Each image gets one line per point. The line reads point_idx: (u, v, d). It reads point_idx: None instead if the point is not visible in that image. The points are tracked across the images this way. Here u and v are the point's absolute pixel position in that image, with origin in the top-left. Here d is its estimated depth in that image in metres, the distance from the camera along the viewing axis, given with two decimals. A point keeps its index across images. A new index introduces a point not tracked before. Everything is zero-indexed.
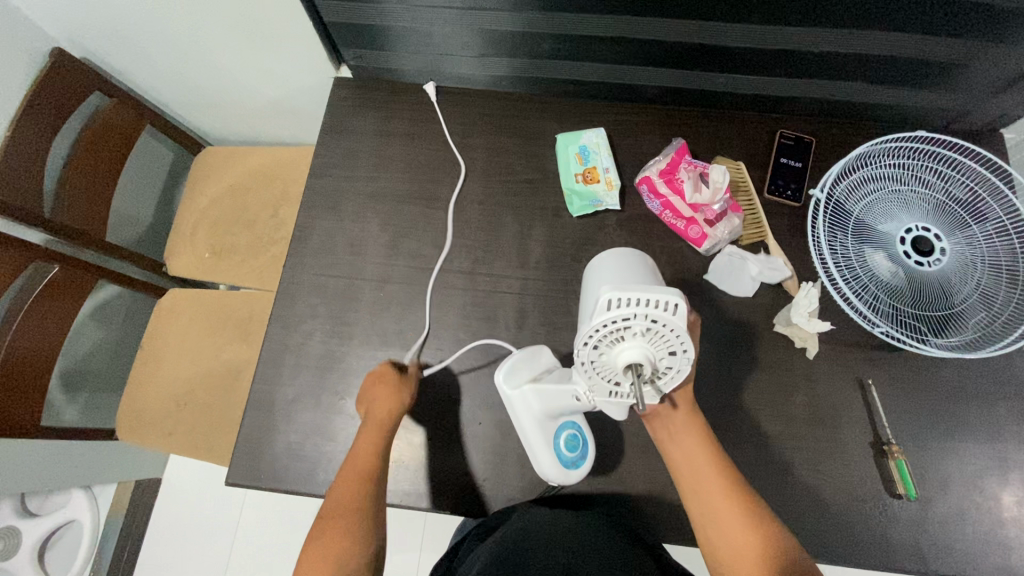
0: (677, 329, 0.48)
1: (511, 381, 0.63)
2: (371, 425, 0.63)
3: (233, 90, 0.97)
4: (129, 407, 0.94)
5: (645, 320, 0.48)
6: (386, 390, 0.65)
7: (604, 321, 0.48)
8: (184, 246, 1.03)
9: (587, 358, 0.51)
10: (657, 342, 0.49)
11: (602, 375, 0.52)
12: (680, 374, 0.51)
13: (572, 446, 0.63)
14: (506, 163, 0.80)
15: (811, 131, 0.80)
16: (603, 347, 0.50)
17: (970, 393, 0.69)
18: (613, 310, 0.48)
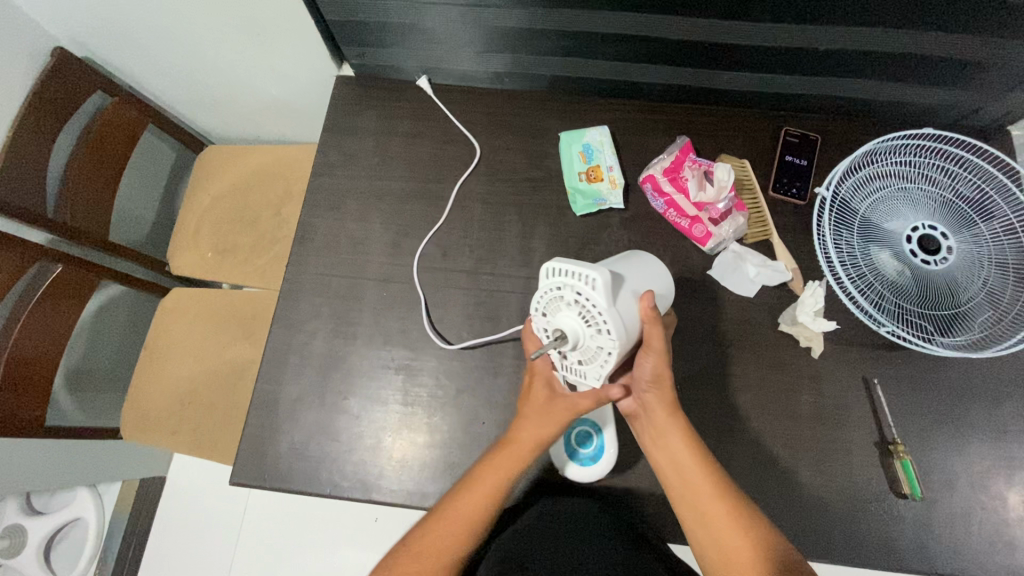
0: (597, 302, 0.49)
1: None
2: (511, 454, 0.58)
3: (235, 88, 0.96)
4: (134, 407, 0.94)
5: (573, 291, 0.50)
6: (555, 412, 0.58)
7: (541, 290, 0.52)
8: (187, 245, 1.03)
9: (536, 326, 0.54)
10: (586, 317, 0.50)
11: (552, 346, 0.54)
12: (611, 357, 0.50)
13: (583, 444, 0.66)
14: (509, 162, 0.80)
15: (816, 129, 0.80)
16: (545, 316, 0.52)
17: (977, 393, 0.68)
18: (549, 280, 0.51)
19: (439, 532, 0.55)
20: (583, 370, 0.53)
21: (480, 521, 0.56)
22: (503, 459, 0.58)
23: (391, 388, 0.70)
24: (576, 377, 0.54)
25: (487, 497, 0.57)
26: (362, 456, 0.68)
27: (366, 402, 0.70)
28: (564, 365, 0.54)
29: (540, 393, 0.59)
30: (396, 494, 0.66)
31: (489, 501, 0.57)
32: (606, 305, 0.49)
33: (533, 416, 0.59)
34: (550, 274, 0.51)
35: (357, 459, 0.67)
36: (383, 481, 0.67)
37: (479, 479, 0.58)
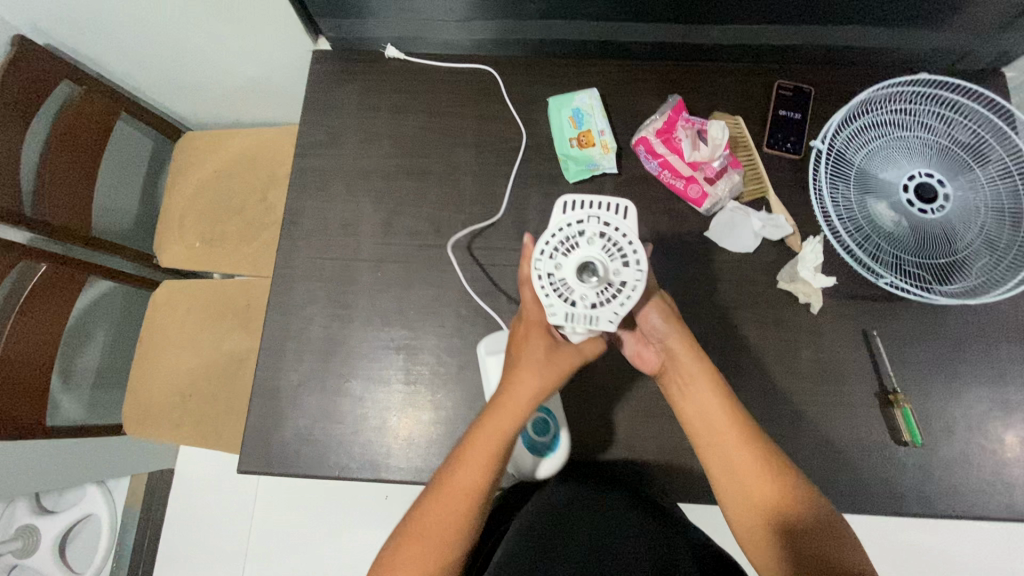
0: (625, 231, 0.51)
1: (487, 345, 0.66)
2: (513, 412, 0.56)
3: (209, 71, 0.93)
4: (134, 402, 0.93)
5: (599, 223, 0.51)
6: (558, 361, 0.56)
7: (560, 225, 0.52)
8: (173, 236, 1.00)
9: (546, 270, 0.52)
10: (611, 250, 0.51)
11: (561, 292, 0.51)
12: (634, 292, 0.50)
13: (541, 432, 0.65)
14: (498, 132, 0.77)
15: (811, 80, 0.77)
16: (559, 256, 0.52)
17: (974, 339, 0.69)
18: (568, 215, 0.52)
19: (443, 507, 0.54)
20: (596, 314, 0.51)
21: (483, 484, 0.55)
22: (508, 416, 0.56)
23: (393, 368, 0.70)
24: (587, 324, 0.51)
25: (496, 459, 0.55)
26: (368, 437, 0.68)
27: (368, 384, 0.69)
28: (573, 312, 0.51)
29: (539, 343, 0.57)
30: (405, 472, 0.67)
31: (496, 464, 0.55)
32: (635, 234, 0.51)
33: (532, 369, 0.56)
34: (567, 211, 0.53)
35: (364, 440, 0.67)
36: (391, 460, 0.67)
37: (485, 442, 0.55)
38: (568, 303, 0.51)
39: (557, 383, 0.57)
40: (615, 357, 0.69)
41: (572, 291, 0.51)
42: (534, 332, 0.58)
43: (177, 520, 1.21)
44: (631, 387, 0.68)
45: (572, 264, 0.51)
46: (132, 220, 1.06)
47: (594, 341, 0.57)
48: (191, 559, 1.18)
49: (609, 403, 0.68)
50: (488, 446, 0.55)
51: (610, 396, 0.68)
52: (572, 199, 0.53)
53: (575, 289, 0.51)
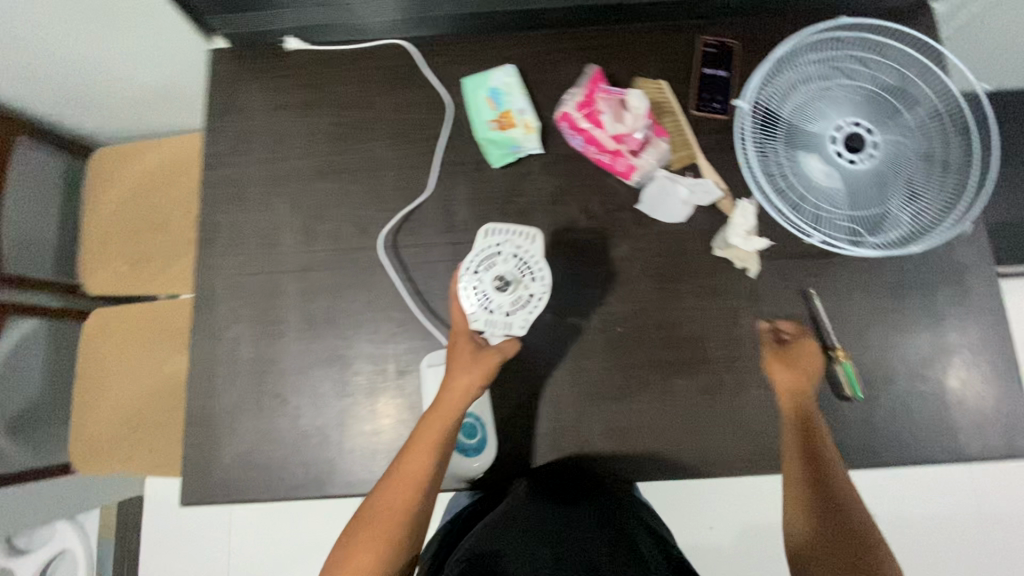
0: (534, 253, 0.60)
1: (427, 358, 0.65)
2: (444, 411, 0.58)
3: (105, 81, 0.86)
4: (79, 439, 0.90)
5: (511, 245, 0.60)
6: (483, 360, 0.58)
7: (480, 247, 0.60)
8: (98, 261, 0.95)
9: (470, 283, 0.60)
10: (523, 268, 0.60)
11: (482, 302, 0.60)
12: (540, 304, 0.59)
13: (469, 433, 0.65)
14: (415, 120, 0.73)
15: (736, 34, 0.74)
16: (482, 271, 0.60)
17: (910, 287, 0.68)
18: (489, 237, 0.61)
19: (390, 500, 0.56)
20: (511, 320, 0.59)
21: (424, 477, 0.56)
22: (440, 415, 0.58)
23: (330, 380, 0.67)
24: (503, 329, 0.60)
25: (430, 457, 0.57)
26: (311, 455, 0.66)
27: (306, 400, 0.67)
28: (492, 318, 0.59)
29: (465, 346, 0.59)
30: (354, 486, 0.65)
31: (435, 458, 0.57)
32: (541, 257, 0.60)
33: (459, 370, 0.58)
34: (490, 233, 0.61)
35: (307, 458, 0.66)
36: (338, 475, 0.65)
37: (421, 442, 0.57)
38: (487, 311, 0.60)
39: (485, 382, 0.59)
40: (556, 344, 0.68)
41: (491, 301, 0.59)
42: (459, 339, 0.60)
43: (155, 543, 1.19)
44: (574, 373, 0.67)
45: (490, 279, 0.60)
46: None
47: (512, 341, 0.60)
48: None
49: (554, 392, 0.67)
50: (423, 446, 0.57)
51: (555, 385, 0.67)
52: (490, 224, 0.61)
53: (494, 300, 0.59)
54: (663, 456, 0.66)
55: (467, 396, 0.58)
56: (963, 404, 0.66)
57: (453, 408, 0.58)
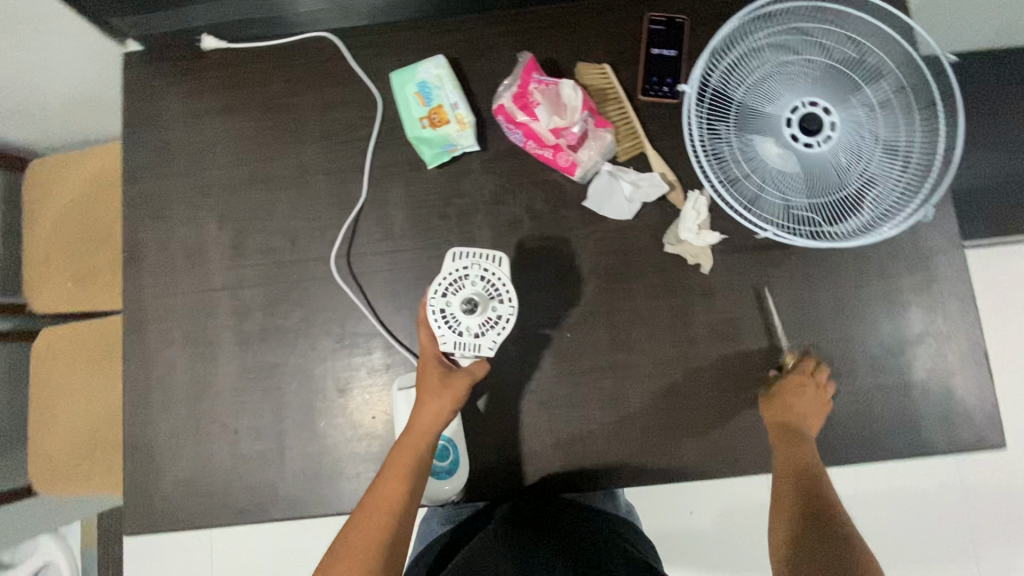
0: (503, 276, 0.57)
1: (396, 381, 0.63)
2: (415, 440, 0.57)
3: (24, 91, 0.81)
4: (36, 460, 0.89)
5: (479, 269, 0.57)
6: (452, 385, 0.56)
7: (449, 270, 0.57)
8: (41, 278, 0.92)
9: (437, 306, 0.56)
10: (491, 290, 0.56)
11: (450, 325, 0.56)
12: (508, 326, 0.56)
13: (441, 455, 0.63)
14: (345, 120, 0.69)
15: (686, 7, 0.69)
16: (450, 294, 0.56)
17: (873, 275, 0.65)
18: (456, 259, 0.57)
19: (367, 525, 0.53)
20: (480, 342, 0.56)
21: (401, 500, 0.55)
22: (411, 444, 0.57)
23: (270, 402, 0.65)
24: (473, 352, 0.56)
25: (403, 486, 0.55)
26: (253, 479, 0.64)
27: (246, 422, 0.65)
28: (461, 341, 0.56)
29: (433, 371, 0.57)
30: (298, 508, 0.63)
31: (412, 481, 0.55)
32: (510, 279, 0.57)
33: (428, 397, 0.56)
34: (456, 256, 0.57)
35: (250, 482, 0.64)
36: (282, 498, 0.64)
37: (393, 472, 0.56)
38: (456, 334, 0.56)
39: (455, 408, 0.57)
40: (501, 353, 0.65)
41: (460, 323, 0.56)
42: (428, 366, 0.58)
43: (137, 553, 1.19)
44: (521, 381, 0.65)
45: (459, 302, 0.56)
46: None
47: (480, 363, 0.57)
48: None
49: (501, 403, 0.64)
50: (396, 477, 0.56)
51: (502, 395, 0.65)
52: (458, 247, 0.58)
53: (462, 323, 0.56)
54: (616, 463, 0.63)
55: (438, 423, 0.57)
56: (929, 396, 0.64)
57: (425, 436, 0.57)
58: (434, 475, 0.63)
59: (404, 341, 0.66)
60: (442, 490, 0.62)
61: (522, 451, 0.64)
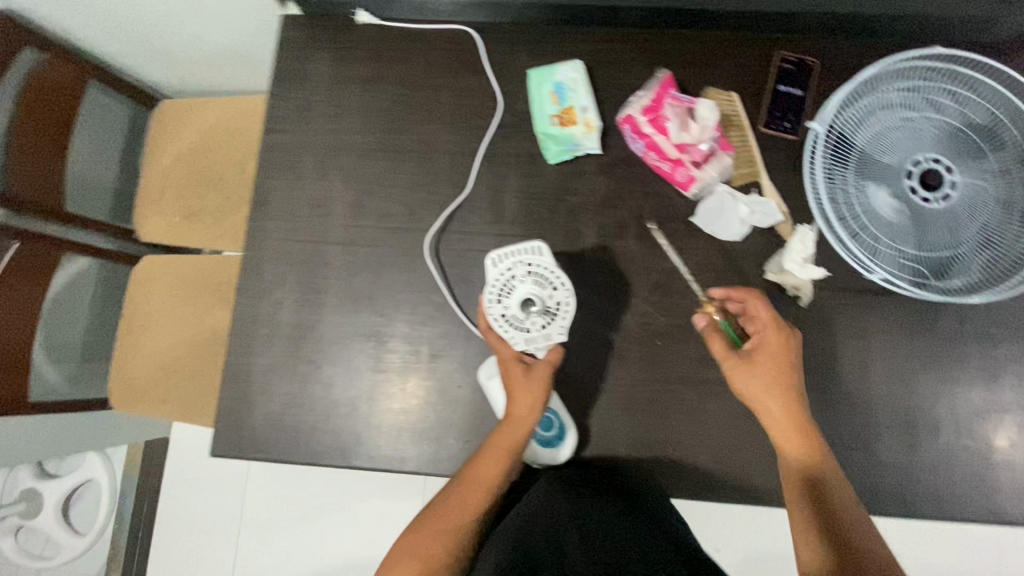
0: (547, 263, 0.59)
1: (483, 372, 0.65)
2: (503, 432, 0.59)
3: (178, 36, 0.88)
4: (120, 376, 0.94)
5: (524, 265, 0.59)
6: (537, 379, 0.59)
7: (494, 276, 0.59)
8: (153, 209, 0.98)
9: (497, 313, 0.59)
10: (544, 280, 0.59)
11: (516, 325, 0.59)
12: (569, 307, 0.59)
13: (546, 426, 0.66)
14: (476, 107, 0.73)
15: (816, 52, 0.71)
16: (504, 299, 0.59)
17: (969, 336, 0.66)
18: (499, 264, 0.59)
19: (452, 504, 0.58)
20: (549, 330, 0.59)
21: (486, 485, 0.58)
22: (500, 436, 0.59)
23: (364, 356, 0.69)
24: (546, 340, 0.59)
25: (493, 474, 0.58)
26: (338, 425, 0.67)
27: (340, 371, 0.68)
28: (531, 337, 0.59)
29: (516, 369, 0.59)
30: (373, 459, 0.66)
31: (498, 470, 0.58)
32: (555, 264, 0.59)
33: (516, 393, 0.59)
34: (497, 260, 0.59)
35: (334, 428, 0.67)
36: (360, 447, 0.67)
37: (483, 460, 0.59)
38: (524, 331, 0.59)
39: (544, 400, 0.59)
40: (591, 348, 0.67)
41: (524, 321, 0.59)
42: (509, 365, 0.60)
43: (173, 486, 1.23)
44: (605, 378, 0.66)
45: (515, 303, 0.59)
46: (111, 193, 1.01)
47: (554, 350, 0.60)
48: (187, 523, 1.22)
49: (583, 396, 0.66)
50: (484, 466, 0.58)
51: (585, 388, 0.67)
52: (494, 252, 0.59)
53: (526, 319, 0.59)
54: (687, 475, 0.65)
55: (528, 418, 0.59)
56: (1009, 465, 0.64)
57: (514, 430, 0.59)
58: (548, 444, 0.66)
59: None
60: (563, 454, 0.66)
61: (598, 445, 0.66)
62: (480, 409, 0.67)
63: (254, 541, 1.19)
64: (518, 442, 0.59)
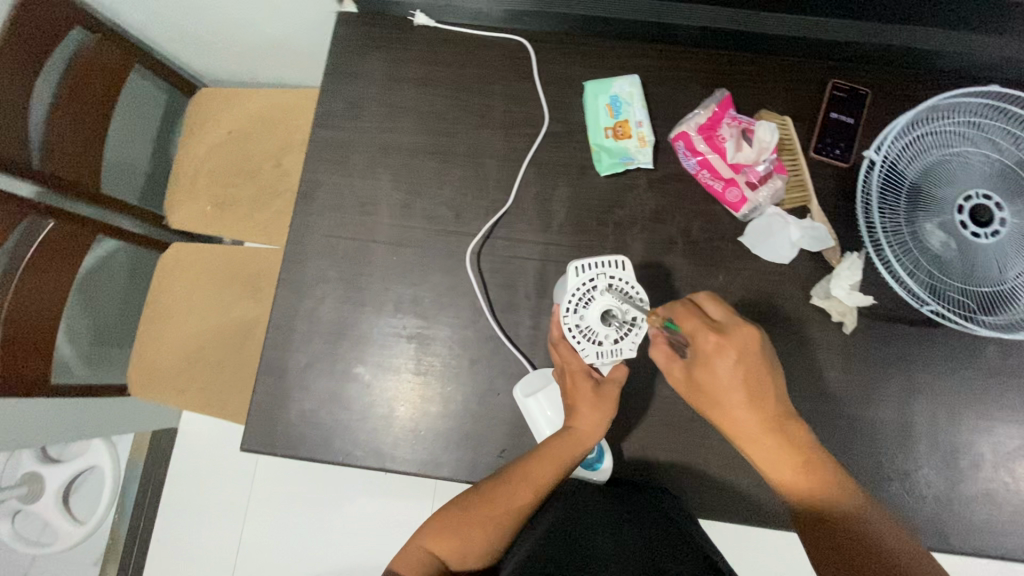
0: (629, 278, 0.61)
1: (521, 390, 0.65)
2: (567, 441, 0.59)
3: (227, 25, 0.87)
4: (140, 363, 0.93)
5: (606, 278, 0.61)
6: (607, 397, 0.60)
7: (575, 285, 0.61)
8: (185, 196, 0.97)
9: (573, 322, 0.61)
10: (623, 295, 0.61)
11: (589, 336, 0.61)
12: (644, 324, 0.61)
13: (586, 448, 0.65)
14: (529, 114, 0.72)
15: (869, 82, 0.72)
16: (582, 309, 0.61)
17: (1009, 373, 0.66)
18: (581, 275, 0.61)
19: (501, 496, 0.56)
20: (620, 345, 0.61)
21: (543, 487, 0.57)
22: (562, 444, 0.58)
23: (405, 358, 0.68)
24: (614, 355, 0.61)
25: (550, 476, 0.57)
26: (374, 425, 0.66)
27: (378, 371, 0.67)
28: (601, 350, 0.61)
29: (584, 383, 0.60)
30: (408, 463, 0.65)
31: (555, 476, 0.58)
32: (636, 280, 0.61)
33: (582, 405, 0.60)
34: (579, 270, 0.62)
35: (370, 428, 0.66)
36: (395, 450, 0.66)
37: (540, 461, 0.58)
38: (596, 344, 0.61)
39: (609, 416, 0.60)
40: (634, 363, 0.66)
41: (597, 333, 0.61)
42: (577, 378, 0.61)
43: (177, 477, 1.21)
44: (648, 395, 0.66)
45: (592, 314, 0.61)
46: (141, 177, 1.00)
47: (620, 366, 0.61)
48: (190, 516, 1.19)
49: (624, 411, 0.66)
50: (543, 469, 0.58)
51: (627, 404, 0.66)
52: (577, 262, 0.62)
53: (600, 332, 0.61)
54: (726, 497, 0.64)
55: (592, 432, 0.59)
56: None
57: (579, 443, 0.59)
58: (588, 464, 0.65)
59: (542, 331, 0.68)
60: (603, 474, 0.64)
61: (637, 463, 0.65)
62: (520, 417, 0.66)
63: (257, 538, 1.17)
64: (578, 453, 0.59)
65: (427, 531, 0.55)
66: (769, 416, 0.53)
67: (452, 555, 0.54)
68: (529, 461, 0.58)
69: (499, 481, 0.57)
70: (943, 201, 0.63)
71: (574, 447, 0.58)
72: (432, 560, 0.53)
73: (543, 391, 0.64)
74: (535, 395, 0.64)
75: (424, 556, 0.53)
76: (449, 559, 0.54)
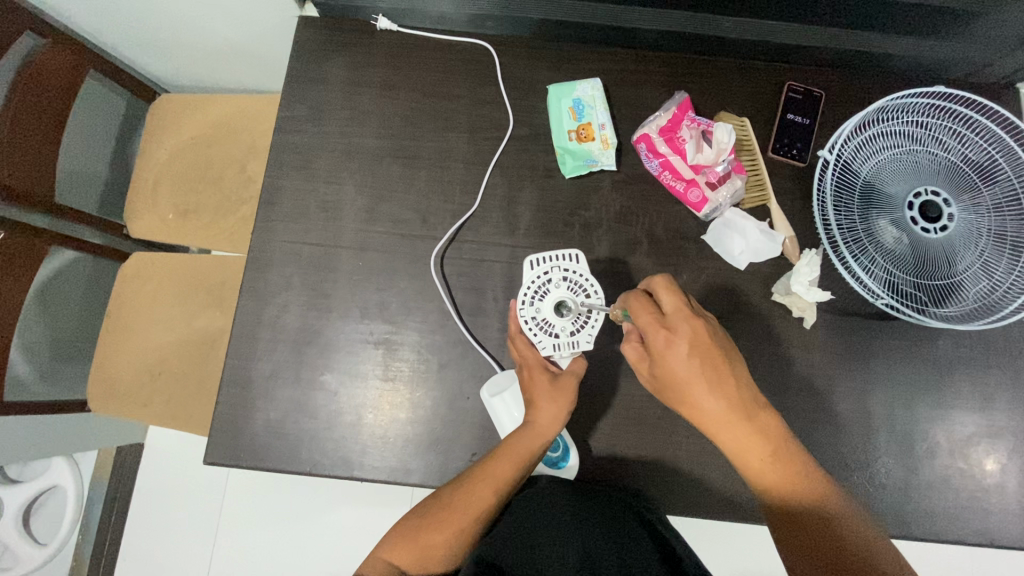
0: (582, 271, 0.64)
1: (488, 389, 0.64)
2: (528, 435, 0.58)
3: (185, 28, 0.85)
4: (99, 378, 0.90)
5: (561, 270, 0.64)
6: (564, 389, 0.60)
7: (531, 278, 0.64)
8: (145, 205, 0.95)
9: (529, 314, 0.63)
10: (576, 287, 0.64)
11: (545, 329, 0.63)
12: (600, 316, 0.62)
13: (553, 447, 0.65)
14: (493, 118, 0.73)
15: (824, 83, 0.74)
16: (537, 302, 0.63)
17: (962, 362, 0.69)
18: (536, 269, 0.64)
19: (463, 500, 0.56)
20: (577, 338, 0.62)
21: (506, 486, 0.57)
22: (523, 440, 0.58)
23: (372, 363, 0.67)
24: (571, 348, 0.62)
25: (510, 473, 0.57)
26: (343, 432, 0.65)
27: (345, 378, 0.67)
28: (558, 342, 0.62)
29: (541, 376, 0.61)
30: (378, 471, 0.65)
31: (516, 472, 0.57)
32: (589, 272, 0.64)
33: (540, 400, 0.60)
34: (533, 265, 0.65)
35: (338, 435, 0.65)
36: (364, 458, 0.65)
37: (500, 458, 0.57)
38: (553, 336, 0.63)
39: (569, 410, 0.60)
40: (601, 362, 0.67)
41: (554, 326, 0.63)
42: (535, 372, 0.62)
43: (145, 493, 1.17)
44: (615, 392, 0.66)
45: (547, 306, 0.63)
46: (101, 185, 0.97)
47: (579, 359, 0.62)
48: (159, 533, 1.16)
49: (592, 410, 0.66)
50: (504, 466, 0.57)
51: (595, 403, 0.66)
52: (532, 256, 0.65)
53: (556, 324, 0.63)
54: (696, 493, 0.65)
55: (551, 425, 0.59)
56: (999, 488, 0.66)
57: (539, 436, 0.58)
58: (551, 463, 0.65)
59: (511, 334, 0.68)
60: (567, 473, 0.65)
61: (608, 465, 0.65)
62: (488, 420, 0.66)
63: (229, 554, 1.14)
64: (539, 447, 0.58)
65: (388, 541, 0.56)
66: (742, 409, 0.50)
67: (411, 562, 0.55)
68: (491, 459, 0.57)
69: (463, 483, 0.57)
70: (895, 199, 0.64)
71: (533, 444, 0.58)
72: (389, 568, 0.55)
73: (509, 390, 0.64)
74: (501, 394, 0.64)
75: (382, 565, 0.55)
76: (407, 566, 0.55)
